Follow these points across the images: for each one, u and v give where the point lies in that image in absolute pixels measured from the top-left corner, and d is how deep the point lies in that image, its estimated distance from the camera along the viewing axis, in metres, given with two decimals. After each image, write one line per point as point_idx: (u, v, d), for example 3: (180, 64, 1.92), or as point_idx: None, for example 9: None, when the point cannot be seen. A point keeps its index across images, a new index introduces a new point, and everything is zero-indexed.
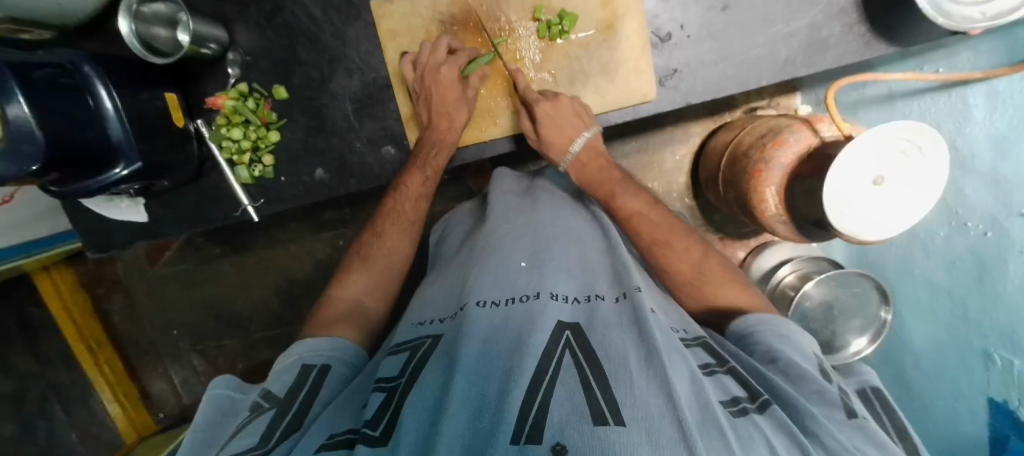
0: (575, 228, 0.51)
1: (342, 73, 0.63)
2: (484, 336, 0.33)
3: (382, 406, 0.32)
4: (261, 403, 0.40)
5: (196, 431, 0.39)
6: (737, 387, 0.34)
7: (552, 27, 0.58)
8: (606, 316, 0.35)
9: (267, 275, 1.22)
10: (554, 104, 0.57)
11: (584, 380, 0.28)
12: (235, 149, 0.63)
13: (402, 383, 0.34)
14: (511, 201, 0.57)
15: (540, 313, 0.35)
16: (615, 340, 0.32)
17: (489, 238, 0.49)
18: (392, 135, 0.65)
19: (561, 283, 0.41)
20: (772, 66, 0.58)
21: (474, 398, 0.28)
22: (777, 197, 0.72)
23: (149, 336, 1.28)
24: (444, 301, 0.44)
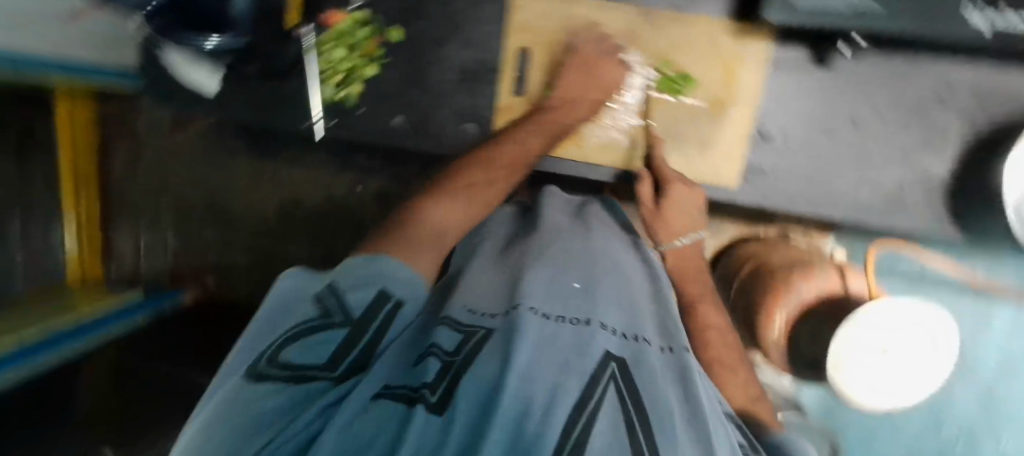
0: (625, 262, 0.50)
1: (457, 43, 0.62)
2: (537, 344, 0.33)
3: (439, 374, 0.32)
4: (330, 310, 0.35)
5: (269, 306, 0.38)
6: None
7: (669, 83, 0.59)
8: (654, 362, 0.35)
9: (273, 191, 1.19)
10: (686, 191, 0.58)
11: (629, 423, 0.28)
12: (332, 67, 0.65)
13: (458, 361, 0.33)
14: (563, 223, 0.55)
15: (590, 340, 0.35)
16: (661, 392, 0.32)
17: (544, 244, 0.49)
18: (478, 118, 0.63)
19: (611, 313, 0.40)
20: (854, 207, 0.56)
21: (522, 398, 0.27)
22: (783, 324, 0.74)
23: (135, 199, 1.21)
24: (494, 292, 0.44)
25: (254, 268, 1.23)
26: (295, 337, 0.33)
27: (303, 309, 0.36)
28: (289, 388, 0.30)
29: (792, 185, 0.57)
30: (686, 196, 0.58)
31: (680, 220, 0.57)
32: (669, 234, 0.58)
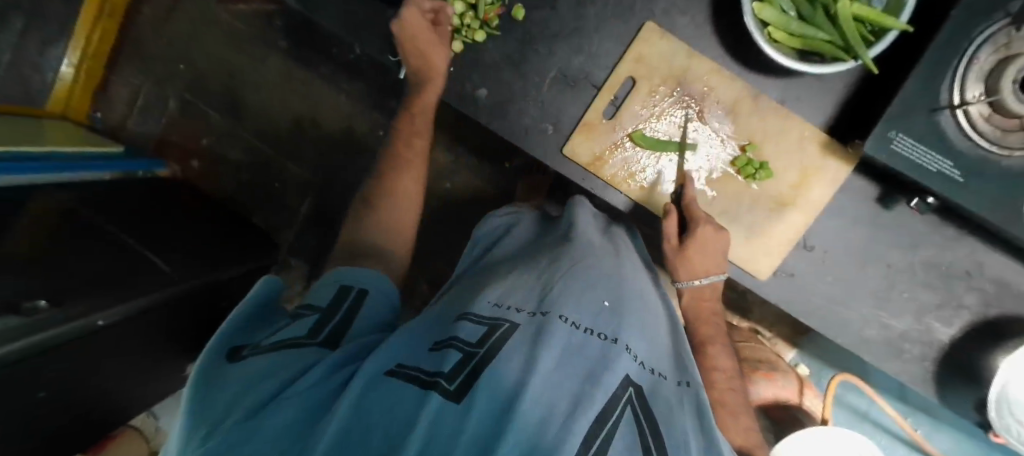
0: (650, 297, 0.50)
1: (571, 47, 0.60)
2: (559, 352, 0.33)
3: (461, 363, 0.30)
4: (303, 310, 0.43)
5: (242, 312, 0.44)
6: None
7: (747, 165, 0.58)
8: (668, 395, 0.36)
9: (301, 101, 1.18)
10: (715, 235, 0.55)
11: (644, 444, 0.29)
12: (441, 16, 0.59)
13: (482, 351, 0.32)
14: (598, 240, 0.57)
15: (615, 358, 0.35)
16: (676, 424, 0.32)
17: (580, 256, 0.49)
18: (558, 124, 0.62)
19: (636, 341, 0.40)
20: (854, 337, 0.60)
21: (544, 405, 0.27)
22: None
23: (157, 51, 1.20)
24: (529, 289, 0.44)
25: (256, 166, 1.21)
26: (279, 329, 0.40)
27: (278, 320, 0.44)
28: (280, 355, 0.35)
29: (808, 302, 0.61)
30: (714, 234, 0.56)
31: (703, 262, 0.57)
32: (691, 276, 0.58)
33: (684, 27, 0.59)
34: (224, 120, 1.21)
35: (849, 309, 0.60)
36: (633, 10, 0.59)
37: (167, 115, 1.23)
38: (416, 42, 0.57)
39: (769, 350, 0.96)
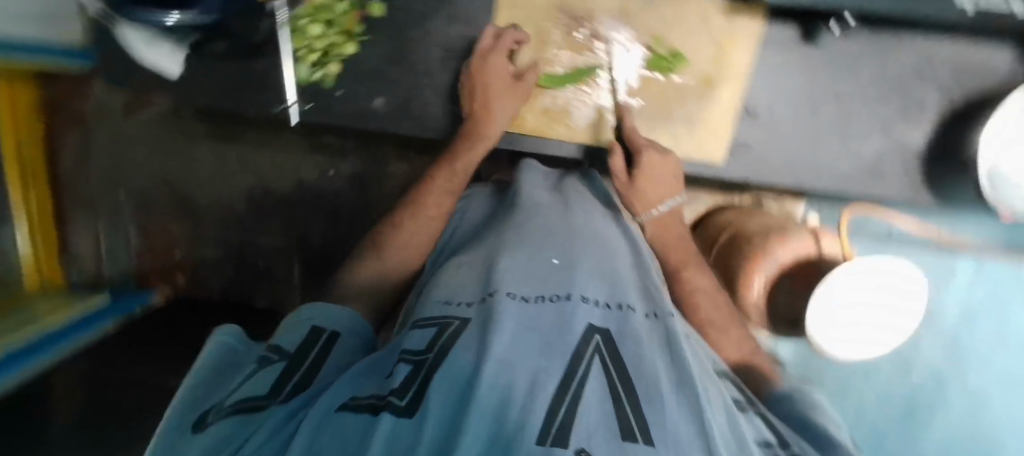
0: (605, 236, 0.53)
1: (443, 19, 0.61)
2: (513, 327, 0.33)
3: (410, 376, 0.31)
4: (268, 356, 0.38)
5: (200, 370, 0.37)
6: (765, 426, 0.32)
7: (661, 61, 0.60)
8: (636, 329, 0.36)
9: (245, 175, 1.16)
10: (660, 157, 0.59)
11: (613, 392, 0.29)
12: (307, 45, 0.62)
13: (429, 358, 0.32)
14: (546, 197, 0.59)
15: (571, 315, 0.36)
16: (647, 357, 0.32)
17: (518, 231, 0.52)
18: (464, 96, 0.63)
19: (592, 288, 0.41)
20: (831, 178, 0.61)
21: (500, 387, 0.27)
22: (762, 288, 0.79)
23: (92, 190, 1.18)
24: (470, 283, 0.43)
25: (229, 256, 1.19)
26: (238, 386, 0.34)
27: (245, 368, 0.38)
28: (237, 419, 0.29)
29: (772, 160, 0.61)
30: (660, 160, 0.59)
31: (660, 185, 0.59)
32: (649, 204, 0.58)
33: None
34: (183, 225, 1.19)
35: (808, 148, 0.61)
36: None
37: (134, 246, 1.21)
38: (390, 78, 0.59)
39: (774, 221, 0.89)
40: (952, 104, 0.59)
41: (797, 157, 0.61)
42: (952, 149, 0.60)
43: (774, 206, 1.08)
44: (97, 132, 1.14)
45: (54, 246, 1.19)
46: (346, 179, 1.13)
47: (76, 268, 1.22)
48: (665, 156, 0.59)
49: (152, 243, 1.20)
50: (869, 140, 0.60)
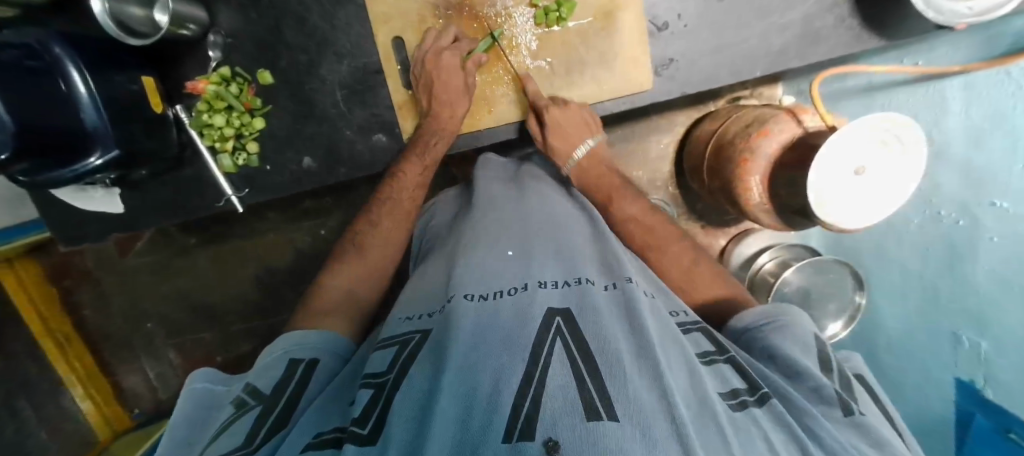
0: (560, 216, 0.56)
1: (332, 58, 0.62)
2: (473, 326, 0.35)
3: (370, 403, 0.33)
4: (246, 400, 0.41)
5: (175, 428, 0.40)
6: (735, 376, 0.36)
7: (549, 13, 0.57)
8: (596, 303, 0.38)
9: (245, 267, 1.18)
10: (564, 109, 0.59)
11: (579, 375, 0.29)
12: (218, 137, 0.62)
13: (389, 380, 0.35)
14: (498, 190, 0.61)
15: (529, 304, 0.37)
16: (608, 332, 0.34)
17: (473, 228, 0.54)
18: (384, 123, 0.65)
19: (549, 272, 0.43)
20: (767, 57, 0.58)
21: (463, 393, 0.28)
22: (760, 186, 0.74)
23: (121, 330, 1.22)
24: (430, 297, 0.47)
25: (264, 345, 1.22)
26: (216, 434, 0.37)
27: (225, 410, 0.42)
28: None
29: (698, 65, 0.59)
30: (564, 113, 0.59)
31: (573, 133, 0.60)
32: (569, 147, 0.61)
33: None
34: (213, 332, 1.22)
35: (731, 37, 0.58)
36: None
37: (178, 367, 1.24)
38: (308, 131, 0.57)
39: (753, 113, 0.82)
40: None
41: (724, 50, 0.58)
42: None
43: (752, 100, 1.03)
44: (104, 279, 1.19)
45: (110, 393, 1.23)
46: (337, 233, 1.13)
47: (136, 405, 1.26)
48: (570, 106, 0.60)
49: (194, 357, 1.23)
50: (792, 4, 0.56)
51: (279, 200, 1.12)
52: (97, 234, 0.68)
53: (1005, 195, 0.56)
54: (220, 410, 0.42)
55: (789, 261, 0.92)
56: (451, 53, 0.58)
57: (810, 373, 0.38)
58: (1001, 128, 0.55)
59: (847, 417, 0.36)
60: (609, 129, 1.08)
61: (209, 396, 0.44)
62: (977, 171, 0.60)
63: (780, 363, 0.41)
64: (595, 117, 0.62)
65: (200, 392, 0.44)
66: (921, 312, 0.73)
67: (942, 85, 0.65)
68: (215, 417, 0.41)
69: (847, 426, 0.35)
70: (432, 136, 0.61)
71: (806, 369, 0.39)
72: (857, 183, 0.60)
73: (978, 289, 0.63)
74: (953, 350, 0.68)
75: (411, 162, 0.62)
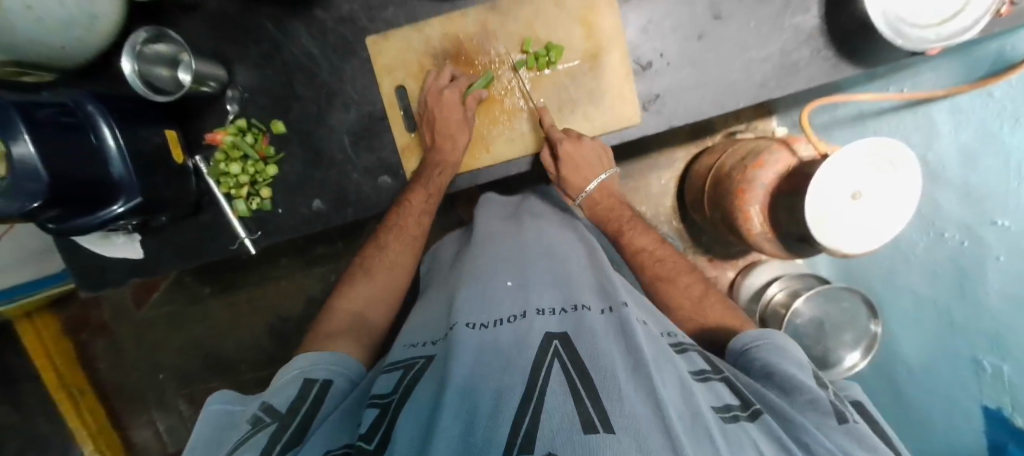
0: (560, 245, 0.58)
1: (339, 107, 0.67)
2: (473, 352, 0.36)
3: (377, 419, 0.35)
4: (262, 417, 0.42)
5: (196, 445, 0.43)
6: (728, 393, 0.37)
7: (539, 58, 0.62)
8: (592, 324, 0.38)
9: (257, 313, 1.19)
10: (576, 144, 0.62)
11: (575, 390, 0.29)
12: (234, 184, 0.66)
13: (394, 401, 0.37)
14: (497, 227, 0.63)
15: (529, 330, 0.38)
16: (604, 350, 0.34)
17: (475, 261, 0.55)
18: (389, 166, 0.68)
19: (546, 300, 0.44)
20: (750, 89, 0.61)
21: (464, 411, 0.30)
22: (761, 215, 0.74)
23: (133, 381, 1.23)
24: (431, 326, 0.49)
25: None
26: (234, 447, 0.39)
27: (240, 427, 0.43)
28: None
29: (684, 99, 0.62)
30: (582, 148, 0.63)
31: (585, 167, 0.65)
32: (582, 181, 0.66)
33: (393, 18, 0.65)
34: (224, 381, 1.22)
35: (713, 72, 0.61)
36: (350, 42, 0.65)
37: (188, 418, 1.23)
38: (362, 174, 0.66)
39: (746, 145, 0.84)
40: None
41: (707, 85, 0.61)
42: (845, 11, 0.58)
43: (748, 133, 1.06)
44: (119, 330, 1.21)
45: (119, 447, 1.22)
46: None
47: None
48: (592, 143, 0.63)
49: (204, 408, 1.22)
50: (767, 39, 0.60)
51: (291, 247, 1.15)
52: (117, 279, 0.71)
53: (1007, 214, 0.55)
54: (237, 428, 0.43)
55: (799, 290, 0.90)
56: (450, 91, 0.62)
57: (805, 387, 0.40)
58: (990, 152, 0.56)
59: (842, 425, 0.38)
60: None
61: (227, 415, 0.46)
62: (977, 191, 0.59)
63: (777, 381, 0.42)
64: (607, 150, 0.65)
65: (218, 413, 0.46)
66: (940, 340, 0.71)
67: (929, 109, 0.66)
68: (231, 435, 0.42)
69: (843, 434, 0.37)
70: (435, 167, 0.64)
71: (800, 383, 0.40)
72: (856, 208, 0.61)
73: (993, 309, 0.60)
74: (975, 377, 0.65)
75: (417, 190, 0.65)
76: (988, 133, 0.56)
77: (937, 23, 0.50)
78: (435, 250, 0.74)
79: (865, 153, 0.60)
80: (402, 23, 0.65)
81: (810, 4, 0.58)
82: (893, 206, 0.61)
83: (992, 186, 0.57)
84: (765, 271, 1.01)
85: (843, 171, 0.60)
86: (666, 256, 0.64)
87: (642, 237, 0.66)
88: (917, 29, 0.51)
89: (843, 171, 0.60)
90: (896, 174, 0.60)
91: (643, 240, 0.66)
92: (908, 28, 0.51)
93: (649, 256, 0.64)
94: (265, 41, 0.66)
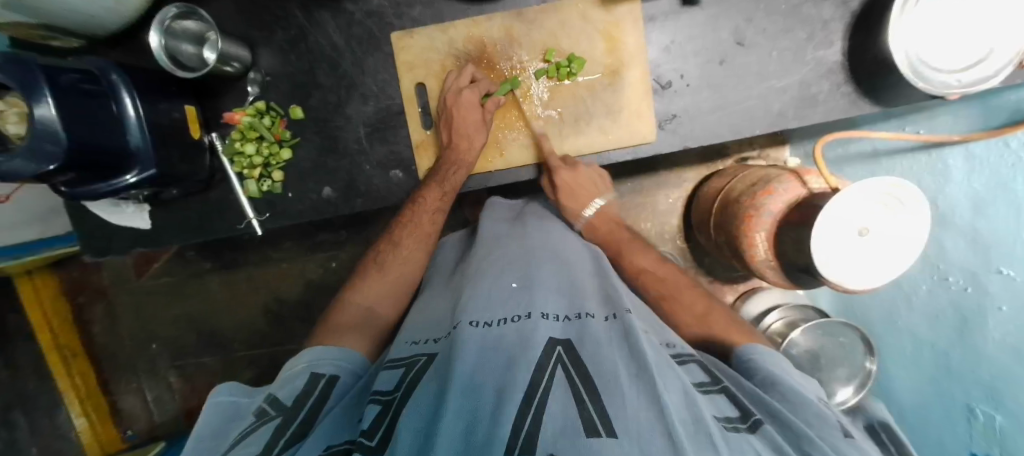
0: (563, 251, 0.59)
1: (358, 99, 0.67)
2: (476, 352, 0.37)
3: (378, 418, 0.36)
4: (266, 410, 0.44)
5: (201, 435, 0.44)
6: (729, 405, 0.38)
7: (560, 68, 0.62)
8: (595, 332, 0.41)
9: (255, 293, 1.20)
10: (575, 173, 0.64)
11: (577, 395, 0.32)
12: (247, 164, 0.67)
13: (398, 398, 0.38)
14: (501, 229, 0.64)
15: (532, 331, 0.40)
16: (606, 358, 0.36)
17: (479, 264, 0.56)
18: (401, 160, 0.69)
19: (550, 304, 0.46)
20: (766, 117, 0.61)
21: (468, 409, 0.31)
22: (766, 242, 0.74)
23: (126, 350, 1.23)
24: (436, 324, 0.50)
25: (263, 374, 1.21)
26: (238, 440, 0.40)
27: (245, 419, 0.45)
28: None
29: (699, 122, 0.62)
30: (578, 177, 0.65)
31: (583, 192, 0.66)
32: (581, 206, 0.67)
33: (419, 16, 0.65)
34: (216, 357, 1.23)
35: (733, 97, 0.61)
36: (375, 36, 0.66)
37: (177, 390, 1.24)
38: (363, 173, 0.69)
39: (757, 173, 0.84)
40: (850, 7, 0.58)
41: (725, 108, 0.62)
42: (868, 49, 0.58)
43: (759, 161, 1.06)
44: (118, 297, 1.22)
45: (106, 413, 1.23)
46: (348, 266, 1.15)
47: (128, 425, 1.24)
48: (588, 170, 0.66)
49: (193, 383, 1.23)
50: (788, 70, 0.60)
51: (294, 231, 1.15)
52: (122, 248, 0.71)
53: (1013, 264, 0.55)
54: (243, 419, 0.45)
55: (797, 322, 0.89)
56: (471, 91, 0.62)
57: (812, 402, 0.41)
58: (1002, 198, 0.56)
59: (847, 438, 0.38)
60: (618, 181, 1.11)
61: (231, 407, 0.47)
62: (984, 239, 0.59)
63: (783, 392, 0.43)
64: (603, 176, 0.68)
65: (223, 403, 0.47)
66: (934, 383, 0.71)
67: (943, 154, 0.66)
68: (236, 425, 0.44)
69: (849, 444, 0.37)
70: (451, 165, 0.64)
71: (805, 398, 0.42)
72: (862, 244, 0.60)
73: (991, 357, 0.60)
74: (967, 424, 0.65)
75: (433, 187, 0.65)
76: (999, 182, 0.57)
77: (959, 69, 0.51)
78: (440, 250, 0.75)
79: (883, 195, 0.60)
80: (428, 22, 0.65)
81: (834, 39, 0.59)
82: (889, 254, 0.61)
83: (1000, 235, 0.56)
84: (767, 297, 1.01)
85: (859, 203, 0.60)
86: (667, 277, 0.64)
87: (645, 255, 0.66)
88: (941, 73, 0.51)
89: (859, 202, 0.60)
90: (904, 227, 0.61)
91: (646, 257, 0.66)
92: (931, 72, 0.51)
93: (650, 277, 0.64)
94: (291, 27, 0.66)
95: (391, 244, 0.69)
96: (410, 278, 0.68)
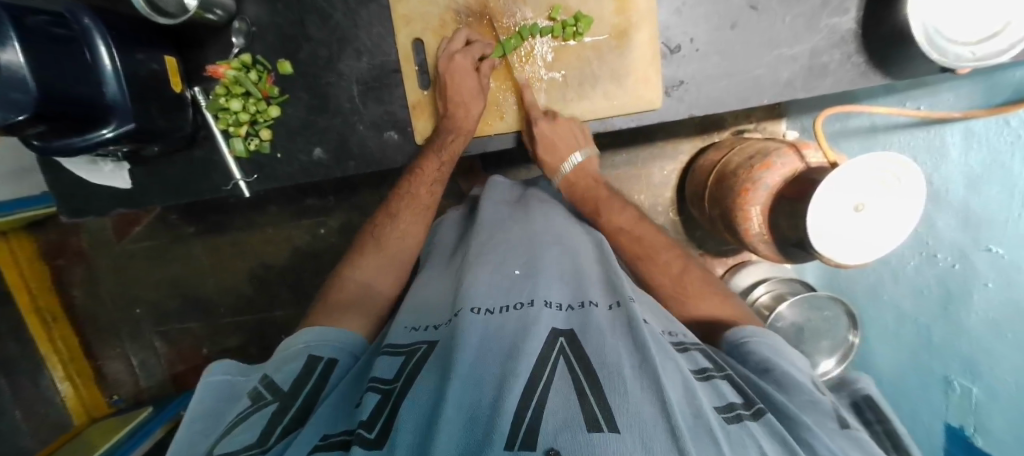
0: (566, 237, 0.59)
1: (351, 54, 0.64)
2: (477, 340, 0.37)
3: (377, 408, 0.35)
4: (263, 393, 0.43)
5: (192, 422, 0.43)
6: (732, 392, 0.38)
7: (566, 27, 0.59)
8: (598, 323, 0.40)
9: (241, 259, 1.18)
10: (553, 124, 0.62)
11: (579, 388, 0.31)
12: (233, 121, 0.64)
13: (397, 387, 0.37)
14: (501, 211, 0.63)
15: (534, 319, 0.40)
16: (608, 348, 0.36)
17: (479, 247, 0.55)
18: (396, 121, 0.66)
19: (553, 291, 0.46)
20: (774, 86, 0.60)
21: (468, 405, 0.30)
22: (761, 216, 0.74)
23: (109, 314, 1.21)
24: (436, 310, 0.50)
25: (251, 340, 1.21)
26: (232, 425, 0.39)
27: (240, 401, 0.44)
28: None
29: (706, 90, 0.61)
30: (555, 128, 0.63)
31: (562, 147, 0.64)
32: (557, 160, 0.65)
33: None
34: (202, 324, 1.21)
35: (746, 67, 0.60)
36: None
37: (162, 356, 1.23)
38: (358, 133, 0.66)
39: (755, 146, 0.83)
40: None
41: (733, 76, 0.60)
42: (881, 18, 0.57)
43: (756, 134, 1.05)
44: (98, 260, 1.18)
45: (90, 377, 1.21)
46: (337, 233, 1.14)
47: (114, 391, 1.23)
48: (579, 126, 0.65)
49: (180, 348, 1.22)
50: (800, 38, 0.58)
51: (281, 195, 1.12)
52: (101, 208, 0.68)
53: (1001, 242, 0.56)
54: (237, 401, 0.44)
55: (784, 295, 0.91)
56: (464, 56, 0.60)
57: (806, 389, 0.41)
58: (997, 181, 0.56)
59: (841, 429, 0.38)
60: (615, 152, 1.10)
61: (227, 387, 0.47)
62: (976, 217, 0.60)
63: (776, 378, 0.43)
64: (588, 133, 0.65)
65: (220, 383, 0.47)
66: (915, 356, 0.74)
67: (942, 130, 0.66)
68: (231, 406, 0.44)
69: (841, 435, 0.37)
70: (449, 133, 0.62)
71: (801, 385, 0.42)
72: (856, 220, 0.61)
73: (973, 335, 0.63)
74: (943, 395, 0.69)
75: (431, 158, 0.64)
76: (996, 161, 0.57)
77: (972, 42, 0.50)
78: (436, 226, 0.74)
79: (899, 181, 0.60)
80: None
81: (849, 6, 0.57)
82: (874, 237, 0.62)
83: (991, 213, 0.57)
84: (751, 273, 1.02)
85: (872, 174, 0.60)
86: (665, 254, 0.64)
87: (645, 228, 0.66)
88: (952, 45, 0.49)
89: (872, 173, 0.60)
90: (895, 221, 0.61)
91: (643, 229, 0.65)
92: (944, 43, 0.49)
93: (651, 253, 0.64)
94: None
95: (387, 219, 0.68)
96: (408, 254, 0.66)
